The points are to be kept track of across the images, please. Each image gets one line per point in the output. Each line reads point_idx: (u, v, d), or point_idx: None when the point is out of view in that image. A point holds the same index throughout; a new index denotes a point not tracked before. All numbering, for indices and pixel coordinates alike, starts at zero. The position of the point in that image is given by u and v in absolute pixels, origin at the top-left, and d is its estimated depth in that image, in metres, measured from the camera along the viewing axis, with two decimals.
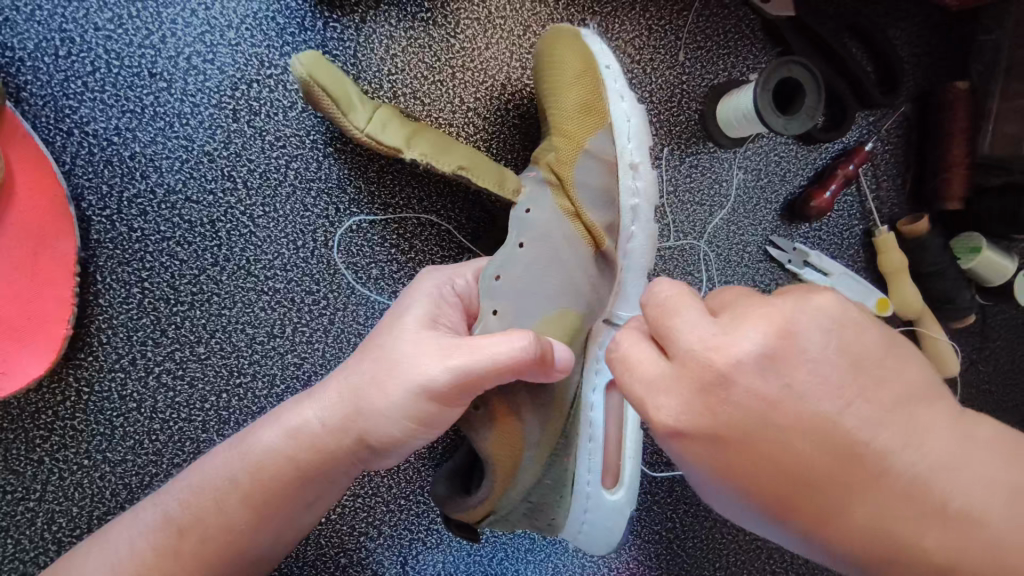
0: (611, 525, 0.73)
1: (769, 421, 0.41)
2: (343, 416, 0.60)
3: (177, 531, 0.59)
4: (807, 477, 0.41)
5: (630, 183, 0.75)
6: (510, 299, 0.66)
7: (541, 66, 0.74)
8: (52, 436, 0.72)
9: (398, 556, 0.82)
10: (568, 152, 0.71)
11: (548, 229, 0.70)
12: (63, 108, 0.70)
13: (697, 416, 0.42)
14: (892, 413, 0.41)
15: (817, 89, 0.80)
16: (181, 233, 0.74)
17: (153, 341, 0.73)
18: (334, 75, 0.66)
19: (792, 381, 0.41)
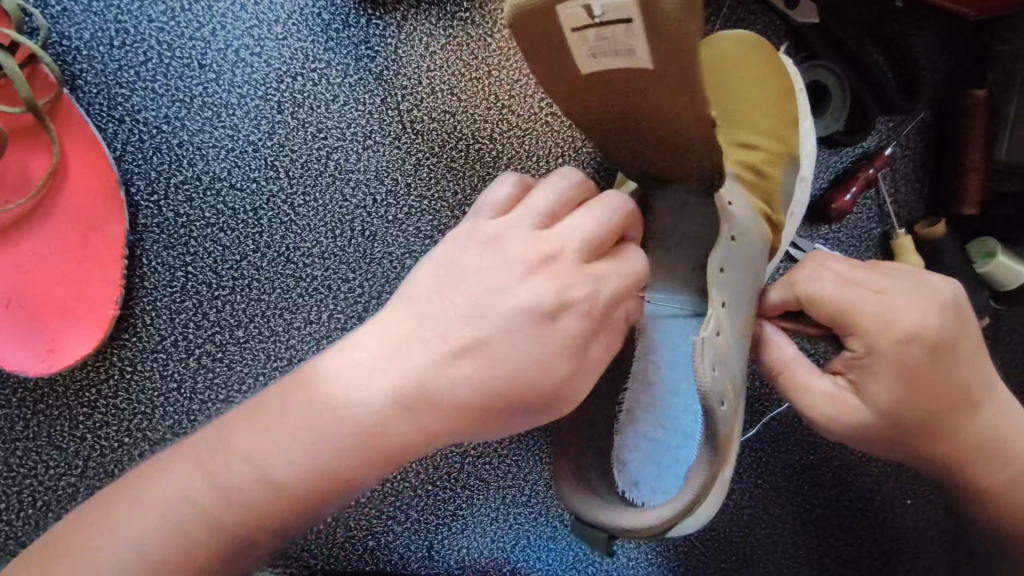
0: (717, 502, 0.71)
1: (947, 351, 0.62)
2: (393, 389, 0.46)
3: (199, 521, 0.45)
4: (954, 395, 0.63)
5: (799, 194, 0.80)
6: (731, 294, 0.62)
7: (728, 70, 0.76)
8: (95, 414, 0.74)
9: (424, 541, 0.85)
10: (777, 157, 0.76)
11: (750, 224, 0.68)
12: (115, 96, 0.73)
13: (913, 336, 0.60)
14: (974, 355, 0.63)
15: (842, 90, 0.90)
16: (224, 220, 0.76)
17: (195, 323, 0.75)
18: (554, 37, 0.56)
19: (959, 320, 0.63)
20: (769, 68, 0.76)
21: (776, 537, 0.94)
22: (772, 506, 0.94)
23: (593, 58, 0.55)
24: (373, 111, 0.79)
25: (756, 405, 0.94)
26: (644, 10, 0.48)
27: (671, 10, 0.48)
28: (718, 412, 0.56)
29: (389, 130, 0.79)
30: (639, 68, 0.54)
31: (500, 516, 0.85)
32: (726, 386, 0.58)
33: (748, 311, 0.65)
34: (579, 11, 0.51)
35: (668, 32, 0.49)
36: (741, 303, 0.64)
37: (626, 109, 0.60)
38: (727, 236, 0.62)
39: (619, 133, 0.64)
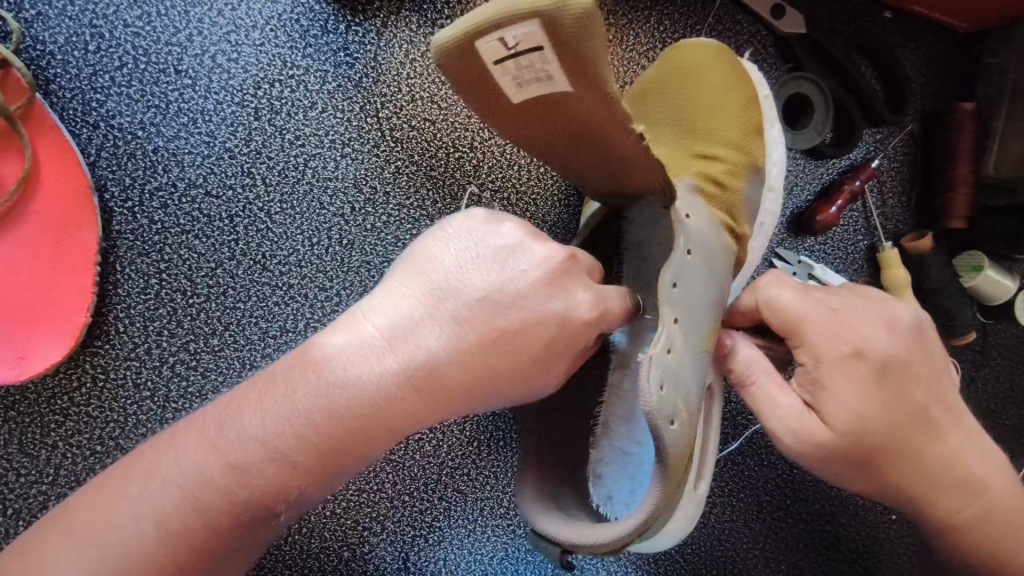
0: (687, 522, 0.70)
1: (901, 369, 0.62)
2: (414, 353, 0.48)
3: (203, 500, 0.48)
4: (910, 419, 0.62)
5: (766, 205, 0.79)
6: (686, 308, 0.60)
7: (686, 84, 0.76)
8: (67, 421, 0.73)
9: (400, 552, 0.83)
10: (740, 168, 0.74)
11: (710, 238, 0.66)
12: (90, 101, 0.72)
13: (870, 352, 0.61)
14: (925, 377, 0.64)
15: (826, 106, 0.89)
16: (199, 227, 0.75)
17: (169, 331, 0.75)
18: (471, 70, 0.53)
19: (912, 339, 0.64)
20: (729, 80, 0.76)
21: (759, 551, 0.94)
22: (754, 520, 0.94)
23: (520, 88, 0.54)
24: (352, 119, 0.78)
25: (738, 419, 0.94)
26: (553, 35, 0.47)
27: (569, 28, 0.46)
28: (667, 432, 0.55)
29: (368, 137, 0.79)
30: (562, 93, 0.53)
31: (477, 528, 0.85)
32: (676, 405, 0.57)
33: (705, 326, 0.63)
34: (493, 45, 0.50)
35: (578, 54, 0.48)
36: (698, 317, 0.62)
37: (566, 134, 0.59)
38: (683, 250, 0.60)
39: (567, 159, 0.64)
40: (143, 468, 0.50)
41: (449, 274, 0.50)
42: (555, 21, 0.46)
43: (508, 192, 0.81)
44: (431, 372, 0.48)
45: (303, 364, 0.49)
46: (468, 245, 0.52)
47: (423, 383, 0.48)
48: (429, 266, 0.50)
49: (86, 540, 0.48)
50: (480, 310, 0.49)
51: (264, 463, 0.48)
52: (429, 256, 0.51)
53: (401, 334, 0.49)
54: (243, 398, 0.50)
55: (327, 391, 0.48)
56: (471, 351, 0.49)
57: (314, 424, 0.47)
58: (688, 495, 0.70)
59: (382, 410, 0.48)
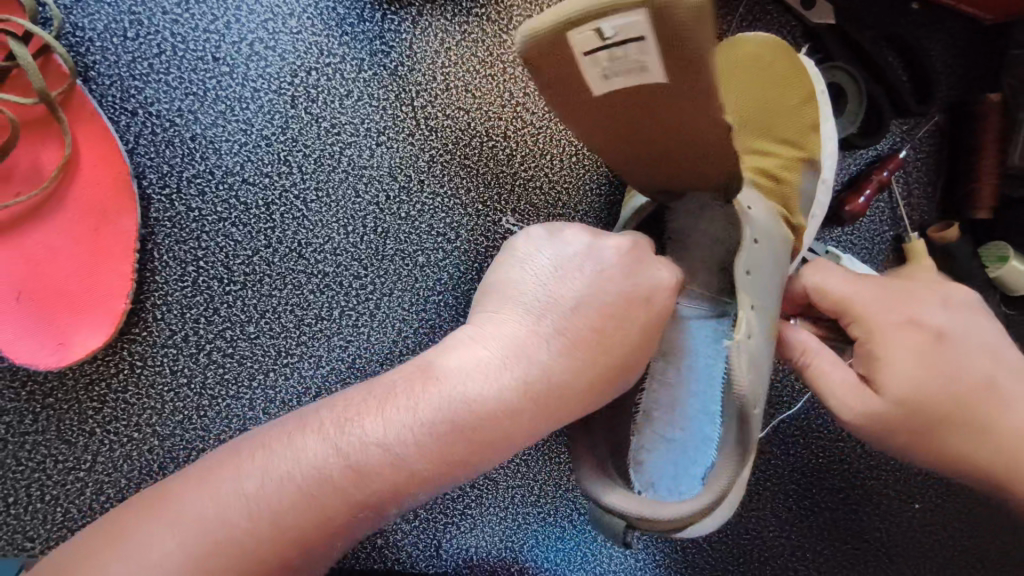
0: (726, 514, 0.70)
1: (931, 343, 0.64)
2: (524, 363, 0.51)
3: (312, 493, 0.48)
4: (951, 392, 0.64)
5: (821, 197, 0.78)
6: (759, 295, 0.60)
7: (749, 75, 0.76)
8: (104, 408, 0.73)
9: (432, 539, 0.84)
10: (792, 161, 0.74)
11: (773, 228, 0.66)
12: (128, 88, 0.72)
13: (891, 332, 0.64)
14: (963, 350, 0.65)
15: (861, 94, 0.90)
16: (236, 214, 0.75)
17: (206, 318, 0.75)
18: (553, 60, 0.52)
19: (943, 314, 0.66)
20: (790, 76, 0.76)
21: (784, 539, 0.95)
22: (780, 509, 0.95)
23: (605, 79, 0.53)
24: (387, 107, 0.78)
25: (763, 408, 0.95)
26: (656, 23, 0.47)
27: (681, 17, 0.46)
28: (751, 417, 0.56)
29: (403, 126, 0.79)
30: (653, 85, 0.52)
31: (508, 516, 0.85)
32: (758, 391, 0.58)
33: (773, 312, 0.64)
34: (591, 35, 0.49)
35: (691, 50, 0.48)
36: (769, 304, 0.63)
37: (639, 130, 0.59)
38: (750, 237, 0.60)
39: (637, 156, 0.63)
40: (249, 459, 0.51)
41: (534, 290, 0.55)
42: (664, 8, 0.45)
43: (541, 180, 0.81)
44: (550, 377, 0.51)
45: (424, 380, 0.51)
46: (545, 261, 0.57)
47: (535, 392, 0.50)
48: (515, 290, 0.56)
49: (188, 525, 0.48)
50: (574, 306, 0.54)
51: (383, 467, 0.48)
52: (512, 283, 0.56)
53: (514, 343, 0.52)
54: (363, 404, 0.51)
55: (457, 398, 0.49)
56: (579, 346, 0.53)
57: (437, 445, 0.48)
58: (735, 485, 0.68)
59: (512, 413, 0.50)
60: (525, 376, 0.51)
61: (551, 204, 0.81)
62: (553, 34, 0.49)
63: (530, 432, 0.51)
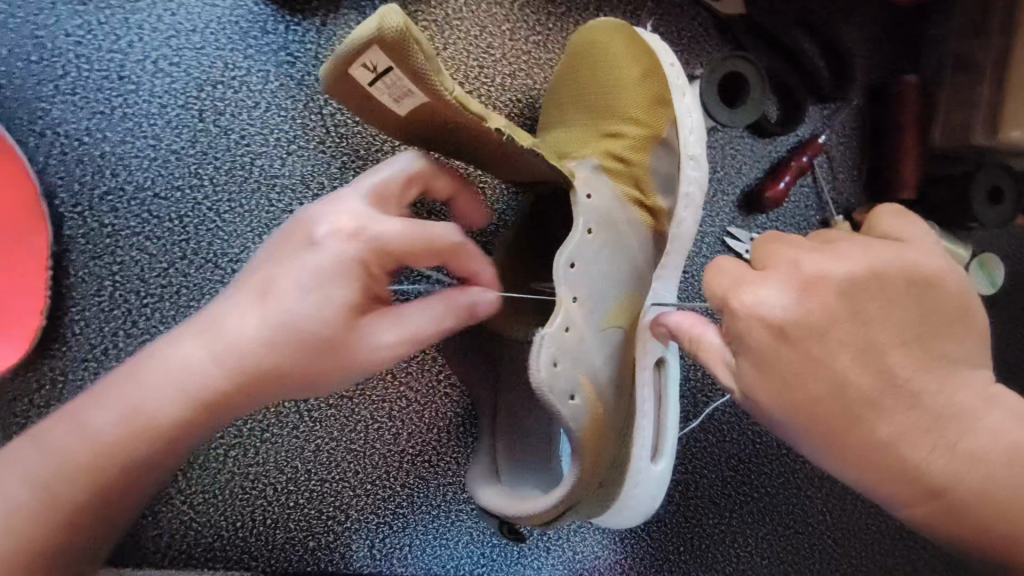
0: (655, 494, 0.77)
1: (849, 322, 0.56)
2: (266, 319, 0.55)
3: (81, 455, 0.53)
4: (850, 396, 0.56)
5: (690, 173, 0.79)
6: (584, 285, 0.66)
7: (592, 58, 0.76)
8: (28, 424, 0.74)
9: (365, 540, 0.84)
10: (642, 141, 0.74)
11: (613, 217, 0.70)
12: (36, 111, 0.74)
13: (810, 307, 0.56)
14: (886, 338, 0.56)
15: (761, 83, 0.84)
16: (150, 228, 0.77)
17: (124, 332, 0.76)
18: (353, 100, 0.58)
19: (874, 297, 0.56)
20: (639, 56, 0.76)
21: (724, 527, 0.95)
22: (719, 496, 0.95)
23: (397, 106, 0.57)
24: (295, 116, 0.80)
25: (697, 398, 0.94)
26: (396, 52, 0.52)
27: (396, 41, 0.51)
28: (566, 405, 0.61)
29: (313, 134, 0.80)
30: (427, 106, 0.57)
31: (441, 514, 0.86)
32: (574, 380, 0.62)
33: (607, 303, 0.69)
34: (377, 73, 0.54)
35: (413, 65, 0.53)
36: (599, 296, 0.68)
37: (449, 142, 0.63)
38: (580, 231, 0.65)
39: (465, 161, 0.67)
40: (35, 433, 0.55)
41: (282, 246, 0.57)
42: (400, 46, 0.52)
43: None
44: (278, 340, 0.55)
45: (183, 334, 0.55)
46: (316, 213, 0.58)
47: (279, 344, 0.55)
48: (279, 243, 0.58)
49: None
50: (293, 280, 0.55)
51: (131, 419, 0.54)
52: (277, 240, 0.58)
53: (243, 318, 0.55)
54: (132, 362, 0.56)
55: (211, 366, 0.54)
56: (323, 303, 0.55)
57: (183, 398, 0.54)
58: (640, 471, 0.75)
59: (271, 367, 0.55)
60: (269, 339, 0.55)
61: None
62: (329, 70, 0.54)
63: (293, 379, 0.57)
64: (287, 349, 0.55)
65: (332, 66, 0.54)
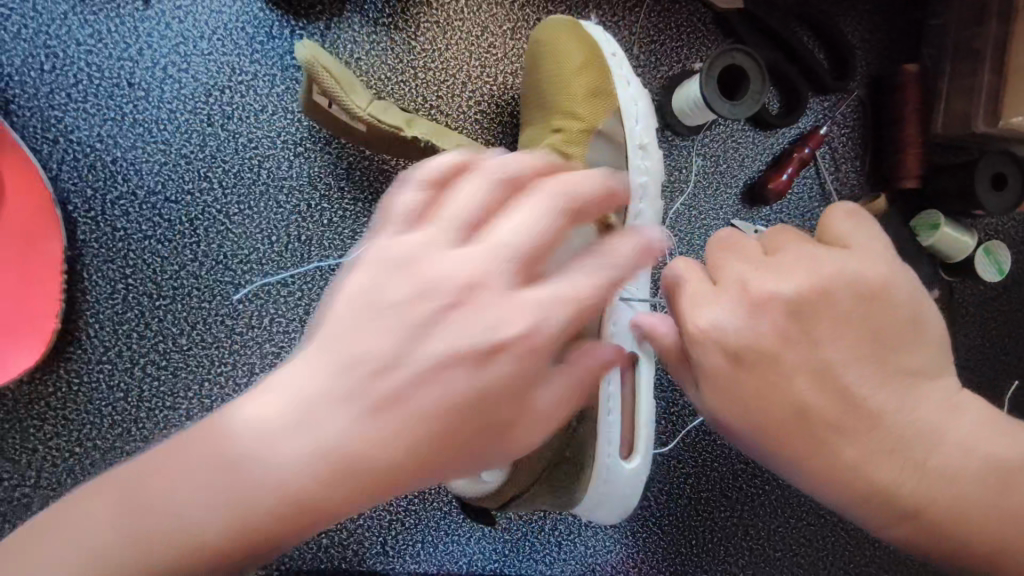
0: (625, 491, 0.75)
1: (794, 346, 0.56)
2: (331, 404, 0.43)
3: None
4: (807, 414, 0.56)
5: (639, 162, 0.79)
6: None
7: (540, 53, 0.78)
8: (45, 426, 0.75)
9: (378, 537, 0.85)
10: (580, 133, 0.75)
11: None
12: (49, 119, 0.76)
13: (757, 327, 0.56)
14: (835, 359, 0.55)
15: (761, 74, 0.83)
16: (161, 232, 0.78)
17: (138, 334, 0.78)
18: (331, 121, 0.72)
19: (823, 314, 0.55)
20: (580, 48, 0.77)
21: (736, 520, 0.95)
22: (730, 490, 0.95)
23: (352, 123, 0.70)
24: (302, 119, 0.81)
25: None
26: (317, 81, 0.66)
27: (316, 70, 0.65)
28: None
29: (319, 136, 0.82)
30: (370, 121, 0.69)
31: (452, 510, 0.87)
32: None
33: None
34: (317, 98, 0.69)
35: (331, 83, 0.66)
36: None
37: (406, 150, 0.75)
38: None
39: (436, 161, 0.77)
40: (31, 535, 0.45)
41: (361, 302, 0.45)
42: (313, 76, 0.66)
43: None
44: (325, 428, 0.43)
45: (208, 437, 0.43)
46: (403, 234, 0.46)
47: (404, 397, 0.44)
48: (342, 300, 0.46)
49: None
50: (407, 370, 0.44)
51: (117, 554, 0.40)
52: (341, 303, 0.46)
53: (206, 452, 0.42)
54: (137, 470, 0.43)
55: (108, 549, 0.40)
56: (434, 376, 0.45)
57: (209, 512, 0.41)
58: (603, 466, 0.73)
59: (223, 515, 0.41)
60: (242, 479, 0.41)
61: None
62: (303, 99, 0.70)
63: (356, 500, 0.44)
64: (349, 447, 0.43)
65: (302, 98, 0.70)
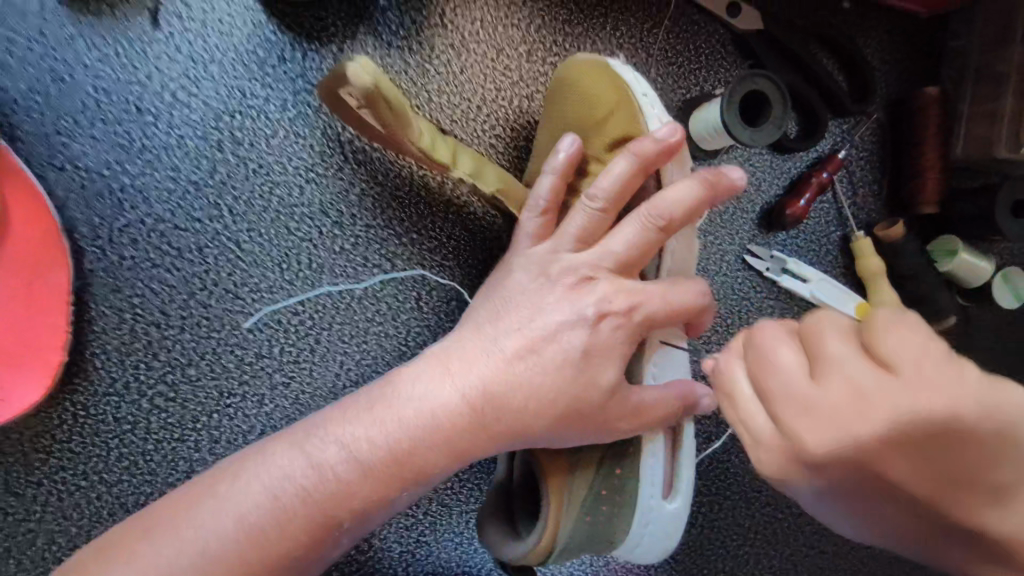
0: (667, 532, 0.71)
1: (855, 451, 0.42)
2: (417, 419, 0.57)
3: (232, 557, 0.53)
4: (879, 501, 0.44)
5: None
6: None
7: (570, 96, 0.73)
8: (51, 459, 0.74)
9: (389, 569, 0.83)
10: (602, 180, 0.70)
11: None
12: (55, 145, 0.74)
13: (795, 425, 0.45)
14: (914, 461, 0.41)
15: (783, 99, 0.81)
16: (169, 260, 0.76)
17: (146, 364, 0.76)
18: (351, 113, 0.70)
19: (891, 419, 0.41)
20: (608, 90, 0.70)
21: (749, 548, 0.95)
22: (743, 517, 0.94)
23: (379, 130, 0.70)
24: (313, 144, 0.79)
25: (719, 419, 0.93)
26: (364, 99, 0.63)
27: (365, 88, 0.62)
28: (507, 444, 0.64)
29: (331, 162, 0.80)
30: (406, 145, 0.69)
31: (464, 540, 0.86)
32: None
33: None
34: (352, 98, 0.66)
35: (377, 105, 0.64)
36: None
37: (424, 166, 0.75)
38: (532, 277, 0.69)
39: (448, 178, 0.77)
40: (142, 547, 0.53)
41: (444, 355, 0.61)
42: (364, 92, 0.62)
43: (473, 204, 0.84)
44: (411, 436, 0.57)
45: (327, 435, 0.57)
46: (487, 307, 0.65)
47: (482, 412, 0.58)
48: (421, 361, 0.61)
49: None
50: (416, 411, 0.57)
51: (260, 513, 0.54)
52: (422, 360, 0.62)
53: (280, 470, 0.55)
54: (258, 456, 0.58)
55: (207, 546, 0.53)
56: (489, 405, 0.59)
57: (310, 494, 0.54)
58: (647, 508, 0.69)
59: (299, 511, 0.54)
60: (311, 483, 0.55)
61: (485, 228, 0.84)
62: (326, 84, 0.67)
63: (390, 493, 0.57)
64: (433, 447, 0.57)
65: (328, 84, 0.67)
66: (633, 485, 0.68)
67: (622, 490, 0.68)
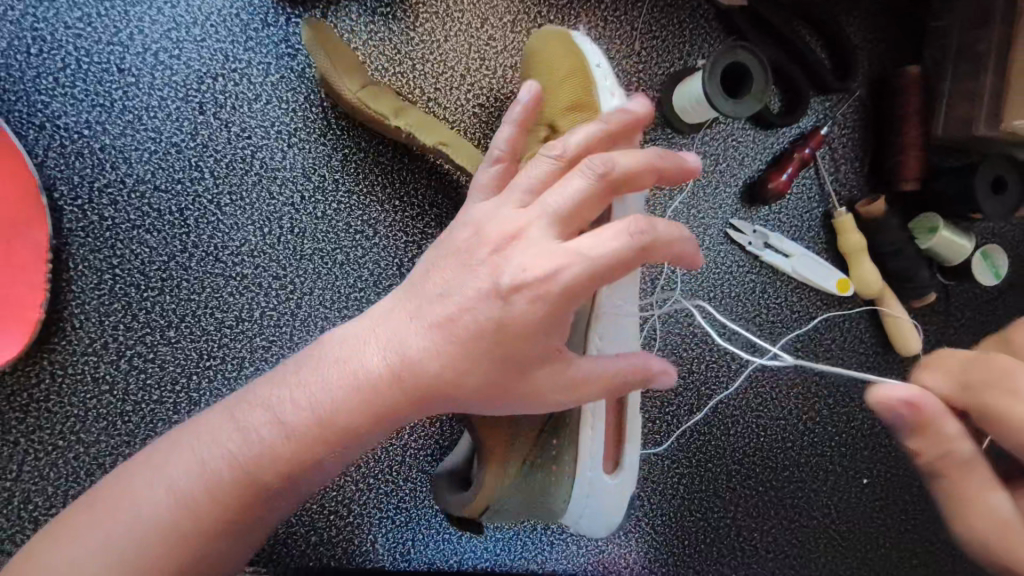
0: (609, 508, 0.70)
1: None
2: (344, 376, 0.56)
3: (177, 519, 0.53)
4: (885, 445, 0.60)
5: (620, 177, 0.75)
6: None
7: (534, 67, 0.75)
8: (28, 418, 0.73)
9: (368, 535, 0.83)
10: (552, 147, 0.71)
11: None
12: (35, 103, 0.74)
13: None
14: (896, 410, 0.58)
15: (761, 69, 0.82)
16: (150, 221, 0.76)
17: (125, 325, 0.76)
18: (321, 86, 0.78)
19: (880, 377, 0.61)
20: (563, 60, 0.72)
21: (729, 521, 0.95)
22: (723, 490, 0.95)
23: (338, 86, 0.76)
24: (296, 109, 0.79)
25: (700, 392, 0.94)
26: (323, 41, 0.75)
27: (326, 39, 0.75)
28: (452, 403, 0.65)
29: (314, 127, 0.80)
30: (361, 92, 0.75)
31: None
32: None
33: None
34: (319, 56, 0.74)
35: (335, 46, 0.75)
36: None
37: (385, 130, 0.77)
38: None
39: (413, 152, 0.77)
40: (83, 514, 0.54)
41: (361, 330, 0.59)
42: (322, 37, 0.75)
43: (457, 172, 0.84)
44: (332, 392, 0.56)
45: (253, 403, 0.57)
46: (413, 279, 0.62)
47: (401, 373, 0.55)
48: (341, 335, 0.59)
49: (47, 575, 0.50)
50: (341, 372, 0.56)
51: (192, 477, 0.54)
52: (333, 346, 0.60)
53: (210, 438, 0.56)
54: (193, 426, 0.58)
55: (141, 514, 0.53)
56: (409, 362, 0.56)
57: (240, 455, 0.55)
58: (586, 479, 0.68)
59: (229, 474, 0.55)
60: (237, 448, 0.55)
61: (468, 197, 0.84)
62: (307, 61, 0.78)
63: (317, 454, 0.56)
64: (356, 405, 0.55)
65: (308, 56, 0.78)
66: (571, 456, 0.68)
67: (561, 459, 0.68)
